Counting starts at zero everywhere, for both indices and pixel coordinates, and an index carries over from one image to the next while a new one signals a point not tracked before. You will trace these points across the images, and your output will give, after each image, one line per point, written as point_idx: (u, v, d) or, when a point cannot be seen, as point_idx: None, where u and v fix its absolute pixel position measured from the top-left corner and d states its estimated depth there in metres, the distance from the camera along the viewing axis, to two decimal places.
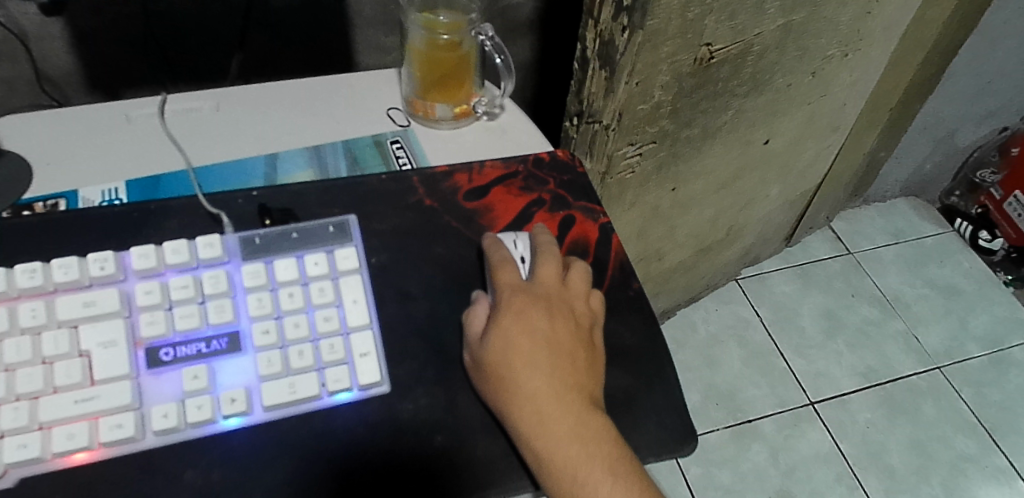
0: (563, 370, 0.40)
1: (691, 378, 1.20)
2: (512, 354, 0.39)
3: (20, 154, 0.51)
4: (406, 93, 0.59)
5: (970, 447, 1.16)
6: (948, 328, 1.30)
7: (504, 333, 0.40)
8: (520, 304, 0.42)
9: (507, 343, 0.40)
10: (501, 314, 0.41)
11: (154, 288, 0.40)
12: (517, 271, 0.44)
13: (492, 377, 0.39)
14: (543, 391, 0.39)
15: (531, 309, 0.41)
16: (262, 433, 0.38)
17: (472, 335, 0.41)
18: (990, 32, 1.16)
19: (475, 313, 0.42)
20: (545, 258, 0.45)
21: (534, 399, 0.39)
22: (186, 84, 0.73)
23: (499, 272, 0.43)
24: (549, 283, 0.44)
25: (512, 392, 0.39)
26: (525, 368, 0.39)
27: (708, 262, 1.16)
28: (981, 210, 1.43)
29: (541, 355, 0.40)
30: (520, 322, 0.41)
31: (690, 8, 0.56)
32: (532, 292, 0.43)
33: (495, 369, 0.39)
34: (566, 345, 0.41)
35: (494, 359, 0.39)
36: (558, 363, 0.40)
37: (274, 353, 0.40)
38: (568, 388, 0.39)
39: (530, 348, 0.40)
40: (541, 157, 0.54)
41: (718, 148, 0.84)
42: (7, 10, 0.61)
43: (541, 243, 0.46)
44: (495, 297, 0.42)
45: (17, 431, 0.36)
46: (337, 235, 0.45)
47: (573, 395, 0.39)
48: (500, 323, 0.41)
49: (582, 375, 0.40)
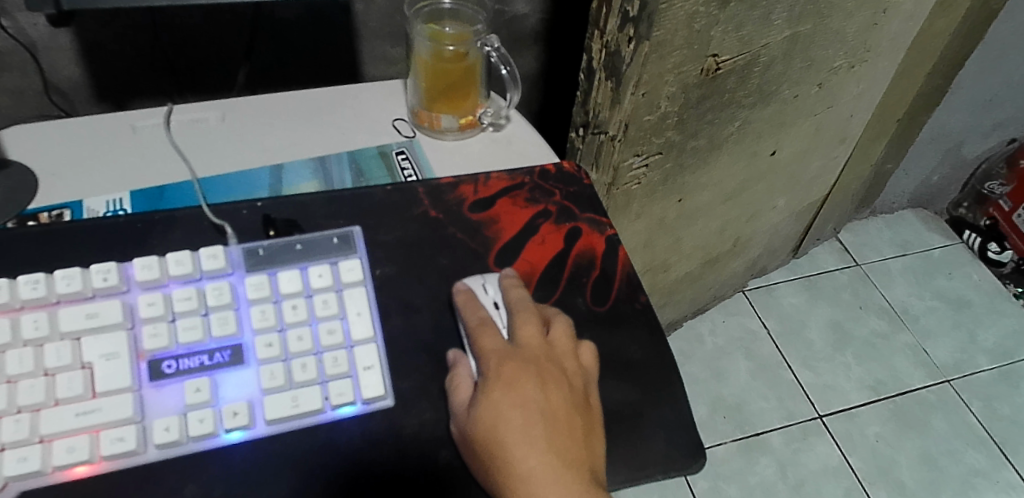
0: (561, 445, 0.38)
1: (698, 391, 1.19)
2: (506, 430, 0.38)
3: (26, 165, 0.51)
4: (412, 105, 0.59)
5: (980, 461, 1.15)
6: (957, 341, 1.29)
7: (496, 407, 0.38)
8: (509, 373, 0.39)
9: (499, 419, 0.38)
10: (490, 385, 0.39)
11: (156, 299, 0.39)
12: (499, 333, 0.41)
13: (487, 456, 0.37)
14: (540, 472, 0.37)
15: (521, 379, 0.39)
16: (264, 448, 0.38)
17: (457, 409, 0.39)
18: (997, 44, 1.16)
19: (457, 386, 0.40)
20: (525, 318, 0.42)
21: (531, 480, 0.37)
22: (192, 95, 0.73)
23: (479, 337, 0.41)
24: (535, 346, 0.41)
25: (508, 473, 0.37)
26: (520, 446, 0.37)
27: (715, 273, 1.15)
28: (989, 222, 1.42)
29: (536, 430, 0.38)
30: (512, 395, 0.39)
31: (696, 19, 0.55)
32: (519, 357, 0.40)
33: (486, 446, 0.37)
34: (562, 415, 0.39)
35: (486, 437, 0.37)
36: (554, 438, 0.38)
37: (277, 365, 0.39)
38: (567, 464, 0.38)
39: (524, 424, 0.38)
40: (547, 169, 0.53)
41: (724, 159, 0.83)
42: (15, 21, 0.62)
43: (514, 301, 0.43)
44: (479, 364, 0.40)
45: (18, 444, 0.35)
46: (342, 246, 0.44)
47: (573, 472, 0.37)
48: (490, 396, 0.38)
49: (581, 447, 0.38)
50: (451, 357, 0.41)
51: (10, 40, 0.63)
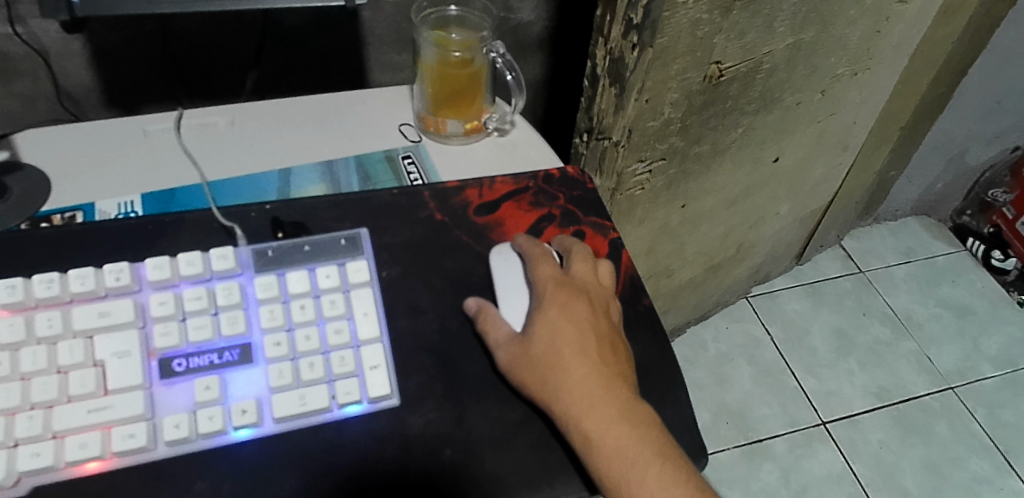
0: (608, 361, 0.42)
1: (701, 396, 1.19)
2: (559, 344, 0.42)
3: (39, 168, 0.52)
4: (418, 110, 0.60)
5: (984, 469, 1.15)
6: (960, 348, 1.29)
7: (551, 324, 0.43)
8: (564, 297, 0.44)
9: (554, 333, 0.42)
10: (546, 307, 0.43)
11: (167, 299, 0.40)
12: (556, 265, 0.46)
13: (541, 363, 0.41)
14: (590, 378, 0.41)
15: (575, 301, 0.44)
16: (273, 445, 0.38)
17: (500, 338, 0.42)
18: (1000, 52, 1.16)
19: (495, 315, 0.43)
20: (581, 257, 0.47)
21: (582, 386, 0.41)
22: (201, 100, 0.75)
23: (538, 265, 0.46)
24: (588, 280, 0.46)
25: (560, 378, 0.41)
26: (573, 356, 0.41)
27: (718, 279, 1.15)
28: (993, 230, 1.42)
29: (588, 345, 0.42)
30: (566, 315, 0.43)
31: (700, 26, 0.56)
32: (573, 285, 0.45)
33: (542, 356, 0.41)
34: (607, 338, 0.43)
35: (541, 347, 0.42)
36: (603, 353, 0.42)
37: (285, 364, 0.40)
38: (614, 375, 0.41)
39: (576, 339, 0.42)
40: (551, 173, 0.54)
41: (728, 165, 0.84)
42: (29, 28, 0.63)
43: (570, 245, 0.48)
44: (536, 289, 0.45)
45: (31, 440, 0.36)
46: (349, 248, 0.45)
47: (619, 381, 0.41)
48: (545, 315, 0.43)
49: (622, 364, 0.43)
50: (472, 306, 0.44)
51: (23, 47, 0.64)
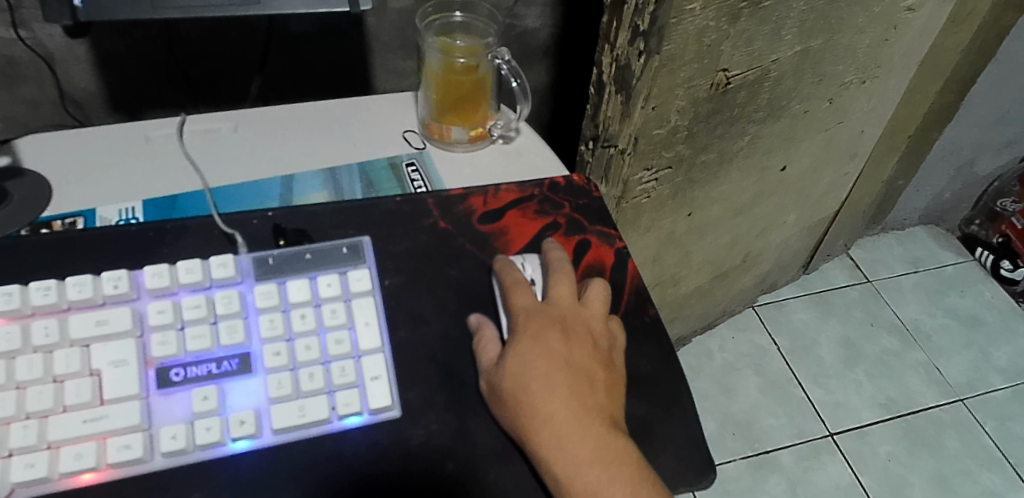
0: (582, 395, 0.39)
1: (707, 407, 1.18)
2: (529, 378, 0.39)
3: (41, 174, 0.52)
4: (422, 117, 0.60)
5: (995, 482, 1.13)
6: (970, 359, 1.28)
7: (522, 359, 0.40)
8: (536, 326, 0.42)
9: (524, 367, 0.40)
10: (518, 339, 0.41)
11: (165, 307, 0.40)
12: (531, 293, 0.44)
13: (511, 401, 0.39)
14: (561, 416, 0.38)
15: (548, 331, 0.41)
16: (270, 457, 0.37)
17: (484, 367, 0.41)
18: (1009, 60, 1.15)
19: (485, 339, 0.42)
20: (558, 279, 0.45)
21: (553, 422, 0.38)
22: (204, 106, 0.74)
23: (512, 295, 0.43)
24: (564, 304, 0.43)
25: (529, 416, 0.38)
26: (544, 393, 0.39)
27: (724, 288, 1.14)
28: (1002, 240, 1.38)
29: (557, 378, 0.40)
30: (536, 346, 0.41)
31: (706, 33, 0.55)
32: (548, 314, 0.43)
33: (510, 392, 0.39)
34: (585, 368, 0.41)
35: (510, 384, 0.39)
36: (576, 387, 0.40)
37: (285, 374, 0.39)
38: (588, 411, 0.39)
39: (546, 372, 0.40)
40: (556, 182, 0.54)
41: (734, 174, 0.83)
42: (32, 32, 0.63)
43: (552, 261, 0.46)
44: (510, 320, 0.42)
45: (26, 450, 0.35)
46: (351, 256, 0.44)
47: (593, 418, 0.39)
48: (515, 348, 0.40)
49: (601, 396, 0.40)
50: (473, 321, 0.43)
51: (27, 51, 0.64)
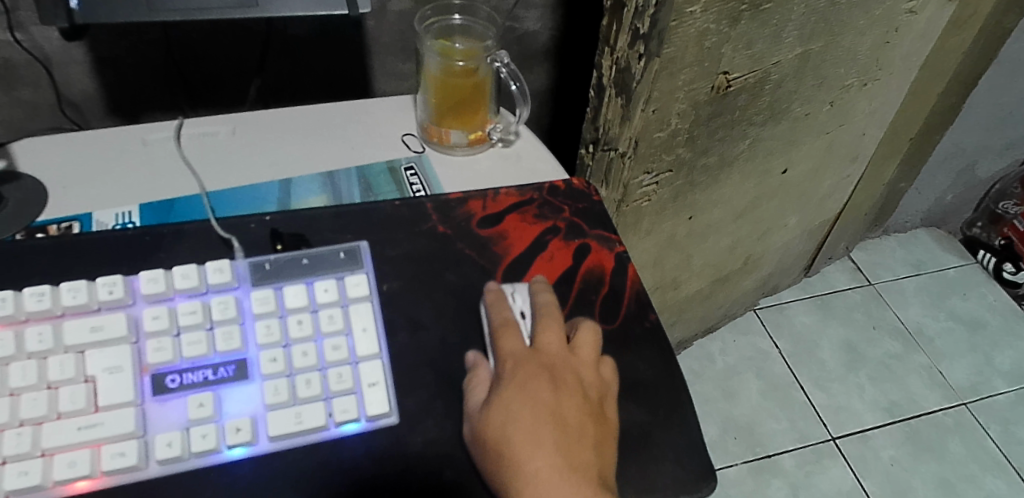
0: (569, 451, 0.38)
1: (708, 411, 1.17)
2: (513, 432, 0.37)
3: (37, 178, 0.51)
4: (421, 120, 0.59)
5: (999, 487, 1.12)
6: (972, 362, 1.27)
7: (507, 410, 0.38)
8: (524, 375, 0.40)
9: (508, 419, 0.38)
10: (503, 387, 0.39)
11: (161, 313, 0.39)
12: (519, 337, 0.42)
13: (495, 455, 0.37)
14: (546, 474, 0.37)
15: (536, 380, 0.40)
16: (267, 464, 0.37)
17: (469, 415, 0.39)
18: (1011, 62, 1.15)
19: (475, 383, 0.40)
20: (547, 323, 0.43)
21: (537, 481, 0.36)
22: (203, 109, 0.74)
23: (500, 338, 0.41)
24: (553, 352, 0.42)
25: (512, 474, 0.36)
26: (528, 447, 0.37)
27: (725, 291, 1.14)
28: (1004, 242, 1.38)
29: (544, 432, 0.38)
30: (522, 396, 0.39)
31: (706, 36, 0.55)
32: (536, 361, 0.41)
33: (494, 447, 0.37)
34: (574, 421, 0.39)
35: (495, 437, 0.37)
36: (562, 442, 0.38)
37: (281, 381, 0.39)
38: (574, 470, 0.37)
39: (531, 425, 0.38)
40: (556, 186, 0.53)
41: (735, 177, 0.83)
42: (30, 35, 0.62)
43: (542, 302, 0.44)
44: (497, 366, 0.40)
45: (19, 458, 0.35)
46: (349, 261, 0.44)
47: (580, 477, 0.37)
48: (501, 397, 0.38)
49: (589, 451, 0.38)
50: (470, 360, 0.42)
51: (24, 54, 0.64)
